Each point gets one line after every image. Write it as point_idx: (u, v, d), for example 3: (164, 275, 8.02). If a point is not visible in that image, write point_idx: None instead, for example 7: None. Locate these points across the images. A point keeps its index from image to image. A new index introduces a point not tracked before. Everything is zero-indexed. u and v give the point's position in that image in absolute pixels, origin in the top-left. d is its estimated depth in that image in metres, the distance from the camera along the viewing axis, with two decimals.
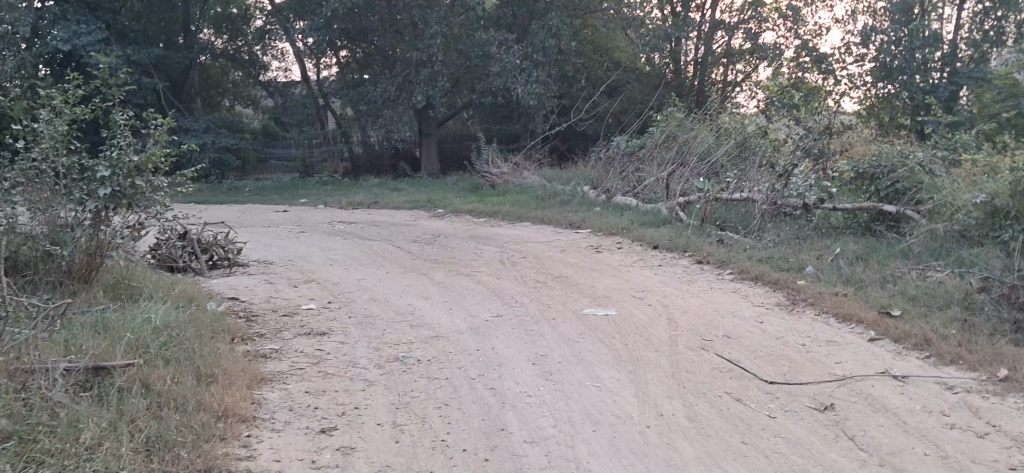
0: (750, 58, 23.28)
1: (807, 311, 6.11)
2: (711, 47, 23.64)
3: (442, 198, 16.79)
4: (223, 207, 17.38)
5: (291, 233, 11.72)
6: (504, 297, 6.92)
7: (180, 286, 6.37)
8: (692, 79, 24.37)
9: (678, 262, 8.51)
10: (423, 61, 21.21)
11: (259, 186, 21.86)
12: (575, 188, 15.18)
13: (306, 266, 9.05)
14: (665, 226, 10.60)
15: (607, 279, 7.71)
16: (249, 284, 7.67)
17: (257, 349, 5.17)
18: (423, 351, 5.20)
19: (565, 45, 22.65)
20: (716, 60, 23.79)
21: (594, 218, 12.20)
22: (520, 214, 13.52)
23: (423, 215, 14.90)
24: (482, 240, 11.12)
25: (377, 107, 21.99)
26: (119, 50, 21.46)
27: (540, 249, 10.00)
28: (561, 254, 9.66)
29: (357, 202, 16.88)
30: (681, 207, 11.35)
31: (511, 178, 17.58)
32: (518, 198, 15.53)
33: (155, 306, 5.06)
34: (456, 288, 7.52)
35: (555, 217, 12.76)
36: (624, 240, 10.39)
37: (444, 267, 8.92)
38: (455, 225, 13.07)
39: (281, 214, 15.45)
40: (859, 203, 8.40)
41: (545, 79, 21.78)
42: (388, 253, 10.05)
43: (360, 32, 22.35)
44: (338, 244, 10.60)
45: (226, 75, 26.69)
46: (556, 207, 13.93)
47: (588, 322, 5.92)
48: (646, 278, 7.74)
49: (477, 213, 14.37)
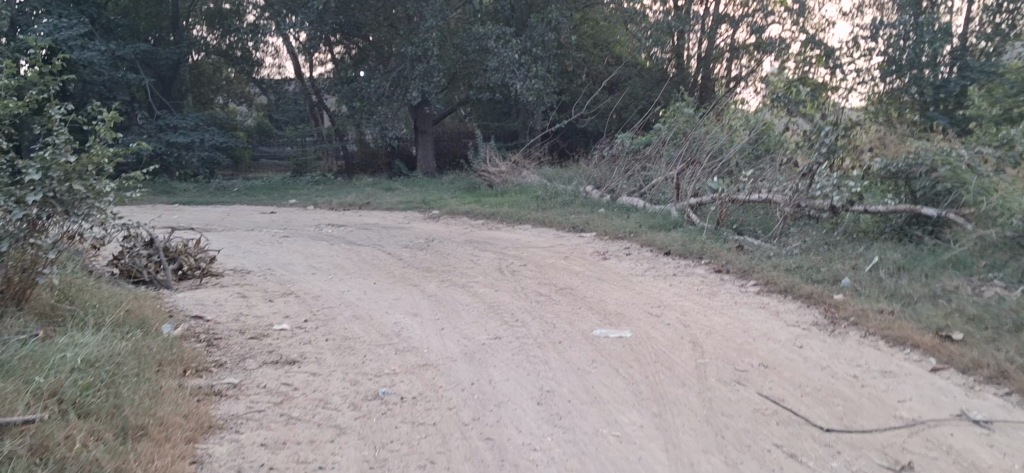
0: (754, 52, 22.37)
1: (850, 331, 5.34)
2: (716, 42, 22.66)
3: (436, 199, 16.02)
4: (208, 208, 16.61)
5: (274, 237, 10.95)
6: (503, 314, 6.15)
7: (132, 306, 5.60)
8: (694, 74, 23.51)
9: (694, 270, 7.76)
10: (418, 55, 20.51)
11: (248, 186, 21.10)
12: (576, 189, 14.38)
13: (286, 275, 8.28)
14: (677, 229, 9.85)
15: (618, 291, 6.94)
16: (219, 298, 6.91)
17: (213, 382, 4.41)
18: (408, 385, 4.43)
19: (565, 39, 21.89)
20: (722, 55, 22.79)
21: (598, 221, 11.44)
22: (519, 216, 12.76)
23: (418, 217, 14.14)
24: (478, 245, 10.35)
25: (372, 103, 21.23)
26: (103, 45, 20.70)
27: (542, 256, 9.24)
28: (564, 261, 8.89)
29: (348, 202, 16.11)
30: (692, 208, 10.58)
31: (510, 178, 16.83)
32: (517, 198, 14.76)
33: (87, 334, 4.30)
34: (451, 302, 6.75)
35: (557, 219, 12.00)
36: (633, 245, 9.64)
37: (439, 276, 8.16)
38: (451, 227, 12.30)
39: (268, 216, 14.69)
40: (892, 205, 7.65)
41: (544, 74, 21.01)
42: (377, 260, 9.27)
43: (354, 26, 21.57)
44: (323, 249, 9.83)
45: (219, 72, 25.90)
46: (557, 208, 13.17)
47: (600, 345, 5.16)
48: (661, 289, 6.97)
49: (475, 214, 13.60)
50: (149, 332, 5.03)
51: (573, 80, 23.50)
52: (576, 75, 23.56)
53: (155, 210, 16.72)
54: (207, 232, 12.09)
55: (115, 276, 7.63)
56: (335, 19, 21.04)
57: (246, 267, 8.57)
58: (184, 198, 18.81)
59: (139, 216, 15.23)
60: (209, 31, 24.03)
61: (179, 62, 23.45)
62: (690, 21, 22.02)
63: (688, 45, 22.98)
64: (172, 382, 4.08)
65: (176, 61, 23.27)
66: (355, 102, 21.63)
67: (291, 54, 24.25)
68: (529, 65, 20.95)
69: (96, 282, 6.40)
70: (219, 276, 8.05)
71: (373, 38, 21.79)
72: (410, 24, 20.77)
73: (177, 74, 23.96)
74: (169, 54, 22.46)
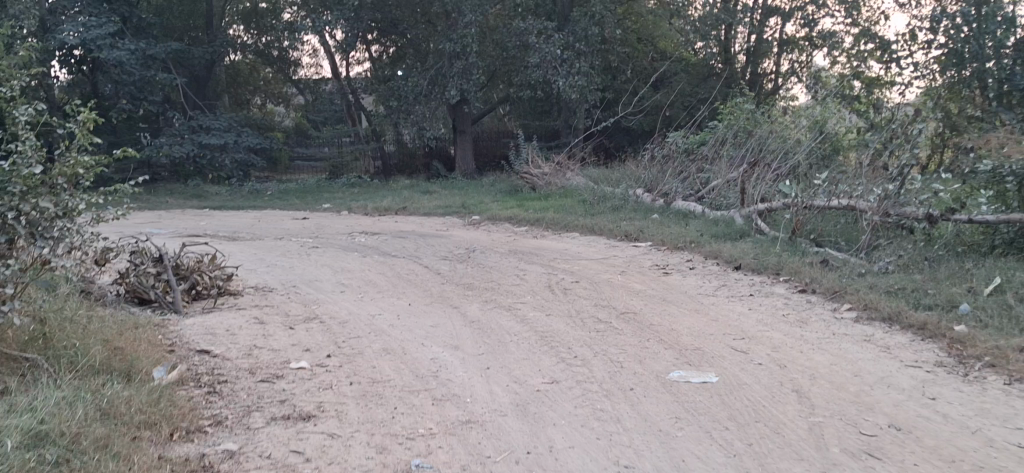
0: (806, 46, 21.70)
1: (989, 376, 4.36)
2: (765, 35, 21.94)
3: (478, 203, 15.11)
4: (237, 214, 15.87)
5: (303, 248, 10.10)
6: (560, 347, 5.22)
7: (121, 343, 4.79)
8: (743, 69, 22.78)
9: (774, 291, 6.79)
10: (456, 52, 19.67)
11: (282, 189, 20.36)
12: (625, 192, 13.42)
13: (313, 294, 7.43)
14: (745, 240, 8.87)
15: (690, 317, 5.99)
16: (234, 325, 6.06)
17: (205, 450, 3.57)
18: (448, 454, 3.53)
19: (609, 34, 20.97)
20: (770, 50, 22.16)
21: (653, 229, 10.47)
22: (566, 222, 11.82)
23: (457, 223, 13.28)
24: (523, 256, 9.44)
25: (409, 103, 20.39)
26: (134, 45, 20.06)
27: (595, 269, 8.29)
28: (622, 276, 7.94)
29: (384, 207, 15.24)
30: (759, 214, 9.57)
31: (554, 180, 15.89)
32: (563, 203, 13.84)
33: (45, 404, 3.49)
34: (498, 330, 5.84)
35: (608, 226, 11.06)
36: (696, 257, 8.69)
37: (482, 296, 7.25)
38: (494, 236, 11.42)
39: (300, 222, 13.90)
40: (1005, 215, 6.63)
41: (587, 70, 20.07)
42: (412, 274, 8.38)
43: (390, 22, 20.80)
44: (354, 262, 8.95)
45: (256, 72, 25.20)
46: (608, 213, 12.21)
47: (682, 394, 4.22)
48: (742, 315, 6.00)
49: (519, 220, 12.70)
50: (135, 381, 4.20)
51: (616, 75, 22.39)
52: (620, 70, 22.42)
53: (183, 217, 16.02)
54: (231, 242, 11.26)
55: (121, 299, 6.81)
56: (371, 15, 20.29)
57: (269, 285, 7.71)
58: (215, 202, 18.13)
59: (165, 225, 14.51)
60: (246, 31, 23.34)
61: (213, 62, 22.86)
62: (738, 14, 20.95)
63: (734, 39, 22.14)
64: (146, 461, 3.26)
65: (210, 61, 22.67)
66: (391, 101, 20.79)
67: (326, 52, 23.50)
68: (572, 61, 20.05)
69: (88, 309, 5.59)
70: (237, 294, 7.22)
71: (410, 36, 21.00)
72: (448, 19, 19.95)
73: (212, 74, 23.30)
74: (202, 53, 21.79)
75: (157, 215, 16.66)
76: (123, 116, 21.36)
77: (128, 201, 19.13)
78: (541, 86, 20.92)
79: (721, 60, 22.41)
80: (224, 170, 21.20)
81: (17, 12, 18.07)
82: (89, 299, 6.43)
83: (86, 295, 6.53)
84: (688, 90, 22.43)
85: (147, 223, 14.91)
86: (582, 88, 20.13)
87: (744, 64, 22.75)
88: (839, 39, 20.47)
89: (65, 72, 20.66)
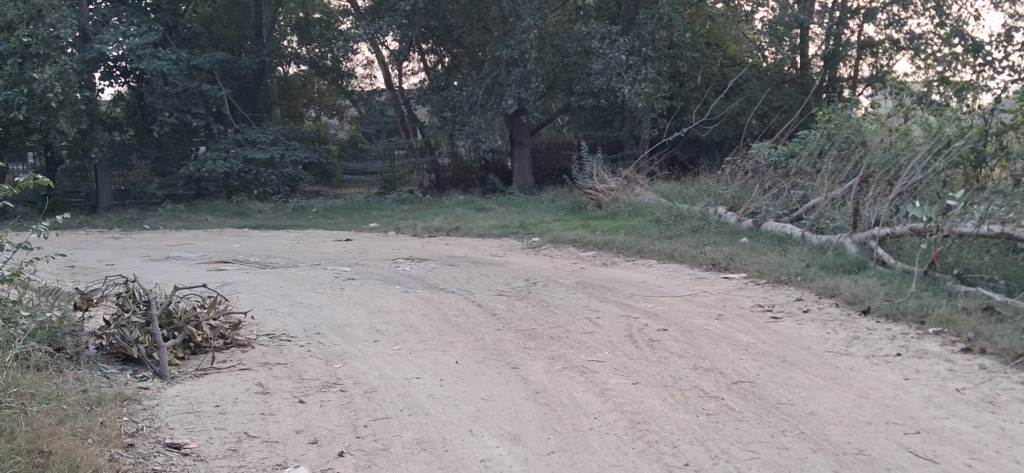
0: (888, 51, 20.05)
1: None
2: (843, 39, 20.03)
3: (537, 222, 13.72)
4: (277, 235, 14.65)
5: (337, 278, 8.73)
6: (661, 445, 3.77)
7: (47, 446, 3.51)
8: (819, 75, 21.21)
9: (926, 349, 5.26)
10: (514, 58, 18.37)
11: (329, 205, 19.16)
12: (704, 211, 11.91)
13: (340, 345, 6.06)
14: (865, 274, 7.33)
15: (828, 392, 4.49)
16: (227, 397, 4.69)
17: None
18: None
19: (678, 37, 19.51)
20: (847, 54, 20.49)
21: (745, 256, 8.96)
22: (640, 246, 10.35)
23: (515, 246, 11.90)
24: (592, 292, 7.97)
25: (464, 113, 19.05)
26: (175, 54, 18.98)
27: (683, 312, 6.78)
28: (718, 322, 6.42)
29: (435, 227, 13.89)
30: (878, 240, 8.01)
31: (621, 196, 14.46)
32: (635, 222, 12.37)
33: None
34: (572, 408, 4.41)
35: (690, 252, 9.58)
36: (805, 296, 7.16)
37: (548, 350, 5.81)
38: (560, 263, 9.99)
39: (341, 245, 12.60)
40: None
41: (654, 76, 18.67)
42: (460, 317, 6.96)
43: (445, 29, 19.55)
44: (395, 299, 7.55)
45: (310, 84, 24.08)
46: (688, 235, 10.71)
47: None
48: (899, 390, 4.47)
49: (584, 244, 11.28)
50: None
51: (685, 82, 20.91)
52: (690, 76, 20.97)
53: (221, 236, 14.87)
54: (262, 270, 9.98)
55: (101, 355, 5.50)
56: (425, 21, 19.06)
57: (288, 335, 6.35)
58: (258, 221, 16.97)
59: (200, 247, 13.31)
60: (302, 44, 22.20)
61: (265, 72, 21.79)
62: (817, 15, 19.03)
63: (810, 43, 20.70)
64: None
65: (261, 71, 21.61)
66: (445, 111, 19.49)
67: (378, 62, 22.30)
68: (638, 67, 18.66)
69: (31, 381, 4.29)
70: (246, 347, 5.88)
71: (466, 43, 19.73)
72: (506, 25, 18.66)
73: (261, 86, 22.19)
74: (248, 62, 20.67)
75: (193, 234, 15.55)
76: (168, 129, 20.33)
77: (169, 219, 18.09)
78: (605, 94, 19.51)
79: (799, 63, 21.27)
80: (270, 188, 20.09)
81: (53, 21, 17.04)
82: (55, 359, 5.12)
83: (55, 353, 5.22)
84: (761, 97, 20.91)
85: (180, 246, 13.73)
86: (648, 95, 18.69)
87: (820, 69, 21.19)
88: (925, 42, 18.68)
89: (117, 86, 19.65)
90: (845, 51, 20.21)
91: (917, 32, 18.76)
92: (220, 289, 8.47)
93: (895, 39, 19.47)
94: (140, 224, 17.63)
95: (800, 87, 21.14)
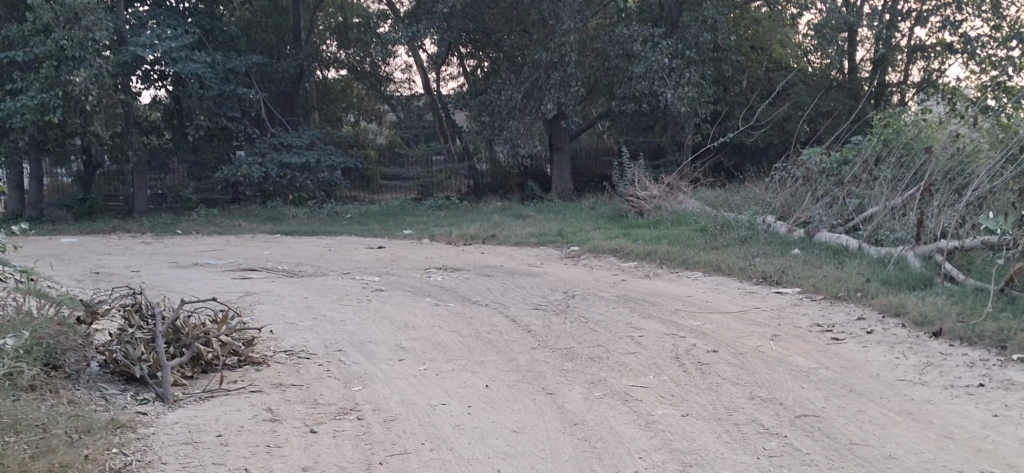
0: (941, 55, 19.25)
1: None
2: (894, 41, 19.21)
3: (576, 230, 13.21)
4: (308, 241, 14.27)
5: (365, 289, 8.29)
6: None
7: None
8: (868, 79, 20.52)
9: (1013, 379, 4.69)
10: (553, 62, 17.89)
11: (363, 211, 18.79)
12: (752, 220, 11.32)
13: (362, 365, 5.60)
14: (933, 292, 6.74)
15: (905, 431, 3.95)
16: (232, 425, 4.26)
17: None
18: None
19: (724, 40, 18.92)
20: (897, 59, 19.75)
21: (798, 269, 8.40)
22: (685, 257, 9.79)
23: (554, 255, 11.40)
24: (635, 306, 7.46)
25: (502, 117, 18.59)
26: (211, 57, 18.72)
27: (734, 331, 6.25)
28: (773, 343, 5.88)
29: (470, 234, 13.43)
30: (946, 255, 7.41)
31: (663, 203, 13.92)
32: (679, 231, 11.81)
33: None
34: (614, 447, 3.93)
35: (740, 264, 9.02)
36: (868, 315, 6.59)
37: (587, 374, 5.32)
38: (601, 275, 9.47)
39: (373, 252, 12.18)
40: None
41: (698, 81, 18.11)
42: (493, 333, 6.50)
43: (483, 33, 19.12)
44: (424, 313, 7.09)
45: (349, 89, 23.78)
46: (736, 246, 10.14)
47: None
48: (988, 431, 3.93)
49: (625, 253, 10.74)
50: None
51: (729, 86, 20.28)
52: (734, 82, 20.28)
53: (252, 242, 14.53)
54: (289, 279, 9.57)
55: (102, 374, 5.09)
56: (463, 23, 18.64)
57: (306, 351, 5.92)
58: (291, 227, 16.65)
59: (229, 253, 12.95)
60: (342, 48, 22.18)
61: (302, 76, 21.48)
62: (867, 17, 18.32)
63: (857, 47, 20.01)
64: None
65: (299, 75, 21.32)
66: (483, 115, 19.03)
67: (416, 67, 21.93)
68: (681, 70, 18.12)
69: (16, 409, 3.89)
70: (260, 365, 5.45)
71: (505, 46, 19.28)
72: (546, 27, 18.19)
73: (299, 90, 21.91)
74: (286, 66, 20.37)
75: (225, 240, 15.23)
76: (205, 134, 20.07)
77: (202, 224, 17.83)
78: (646, 99, 18.98)
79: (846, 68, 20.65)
80: (305, 194, 19.78)
81: (88, 23, 16.79)
82: (50, 380, 4.71)
83: (51, 372, 4.81)
84: (808, 102, 20.23)
85: (210, 252, 13.39)
86: (691, 100, 18.13)
87: (869, 74, 20.49)
88: (981, 45, 17.88)
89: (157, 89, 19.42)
90: (894, 55, 19.43)
91: (971, 35, 17.80)
92: (242, 299, 8.06)
93: (948, 42, 18.70)
94: (172, 228, 17.39)
95: (849, 93, 20.41)
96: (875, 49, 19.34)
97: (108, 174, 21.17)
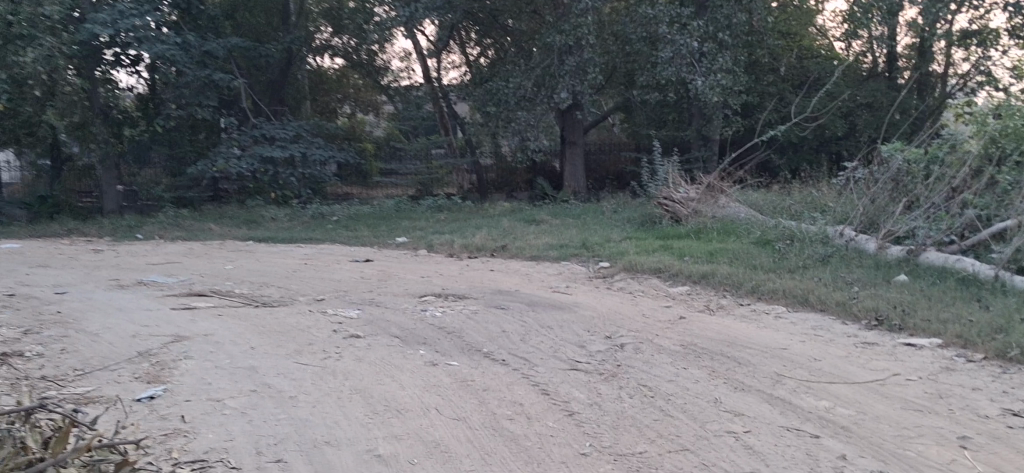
0: (998, 42, 16.81)
1: None
2: (939, 26, 16.59)
3: (603, 241, 11.03)
4: (284, 252, 12.07)
5: (337, 334, 6.09)
6: None
7: None
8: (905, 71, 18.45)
9: None
10: (568, 46, 15.63)
11: (354, 213, 16.60)
12: (827, 233, 9.15)
13: None
14: None
15: None
16: None
17: None
18: None
19: (756, 21, 16.71)
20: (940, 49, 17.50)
21: (922, 309, 6.23)
22: (755, 284, 7.58)
23: (583, 276, 9.20)
24: (716, 369, 5.24)
25: (510, 108, 16.36)
26: (183, 38, 16.01)
27: (893, 428, 4.05)
28: (970, 458, 3.69)
29: (477, 245, 11.24)
30: None
31: (704, 209, 11.78)
32: (732, 245, 9.61)
33: None
34: None
35: (834, 298, 6.82)
36: None
37: None
38: (648, 308, 7.28)
39: (361, 269, 9.97)
40: None
41: (732, 67, 15.84)
42: (519, 421, 4.30)
43: (489, 14, 16.90)
44: (416, 379, 4.89)
45: (345, 79, 21.50)
46: (816, 270, 7.96)
47: None
48: None
49: (670, 276, 8.54)
50: None
51: (762, 75, 18.01)
52: (769, 69, 18.18)
53: (219, 252, 12.34)
54: (245, 311, 7.37)
55: None
56: (467, 5, 16.32)
57: (226, 465, 3.73)
58: (269, 232, 14.46)
59: (186, 268, 10.72)
60: (335, 35, 19.32)
61: (291, 62, 18.96)
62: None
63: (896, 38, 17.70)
64: None
65: (287, 61, 18.87)
66: (488, 106, 16.83)
67: (415, 54, 19.63)
68: (712, 55, 15.87)
69: None
70: None
71: (514, 31, 17.10)
72: (560, 8, 15.93)
73: (288, 78, 19.55)
74: (272, 50, 17.79)
75: (191, 247, 13.04)
76: (181, 124, 17.69)
77: (168, 227, 15.65)
78: (672, 88, 16.81)
79: (884, 58, 18.28)
80: (291, 196, 17.56)
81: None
82: None
83: None
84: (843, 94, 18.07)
85: (165, 264, 11.17)
86: (724, 89, 15.96)
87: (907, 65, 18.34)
88: None
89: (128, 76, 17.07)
90: (936, 46, 17.23)
91: None
92: (166, 349, 5.84)
93: (1007, 27, 16.35)
94: (135, 232, 15.21)
95: (887, 83, 18.24)
96: (920, 36, 17.03)
97: (73, 168, 18.96)
